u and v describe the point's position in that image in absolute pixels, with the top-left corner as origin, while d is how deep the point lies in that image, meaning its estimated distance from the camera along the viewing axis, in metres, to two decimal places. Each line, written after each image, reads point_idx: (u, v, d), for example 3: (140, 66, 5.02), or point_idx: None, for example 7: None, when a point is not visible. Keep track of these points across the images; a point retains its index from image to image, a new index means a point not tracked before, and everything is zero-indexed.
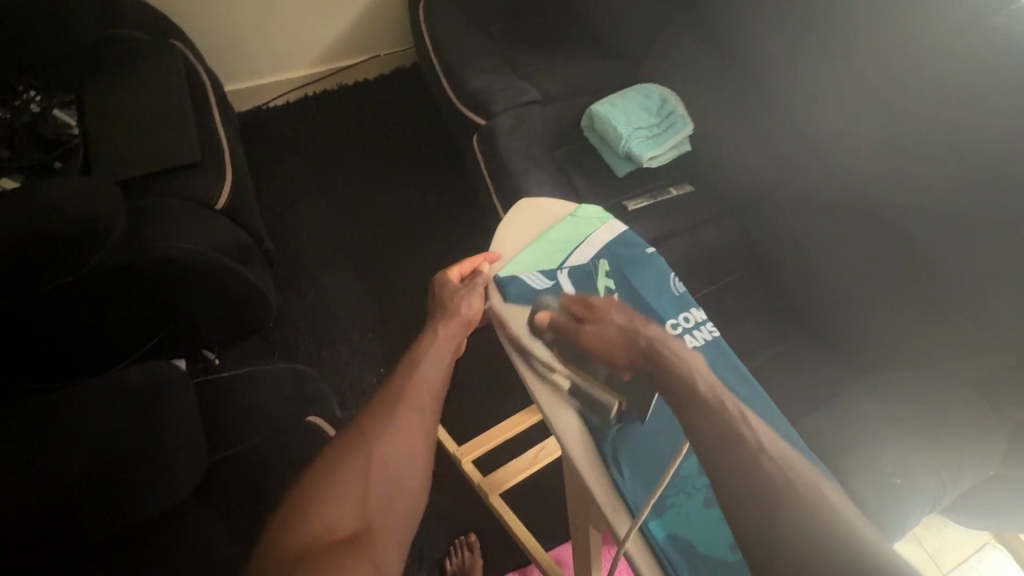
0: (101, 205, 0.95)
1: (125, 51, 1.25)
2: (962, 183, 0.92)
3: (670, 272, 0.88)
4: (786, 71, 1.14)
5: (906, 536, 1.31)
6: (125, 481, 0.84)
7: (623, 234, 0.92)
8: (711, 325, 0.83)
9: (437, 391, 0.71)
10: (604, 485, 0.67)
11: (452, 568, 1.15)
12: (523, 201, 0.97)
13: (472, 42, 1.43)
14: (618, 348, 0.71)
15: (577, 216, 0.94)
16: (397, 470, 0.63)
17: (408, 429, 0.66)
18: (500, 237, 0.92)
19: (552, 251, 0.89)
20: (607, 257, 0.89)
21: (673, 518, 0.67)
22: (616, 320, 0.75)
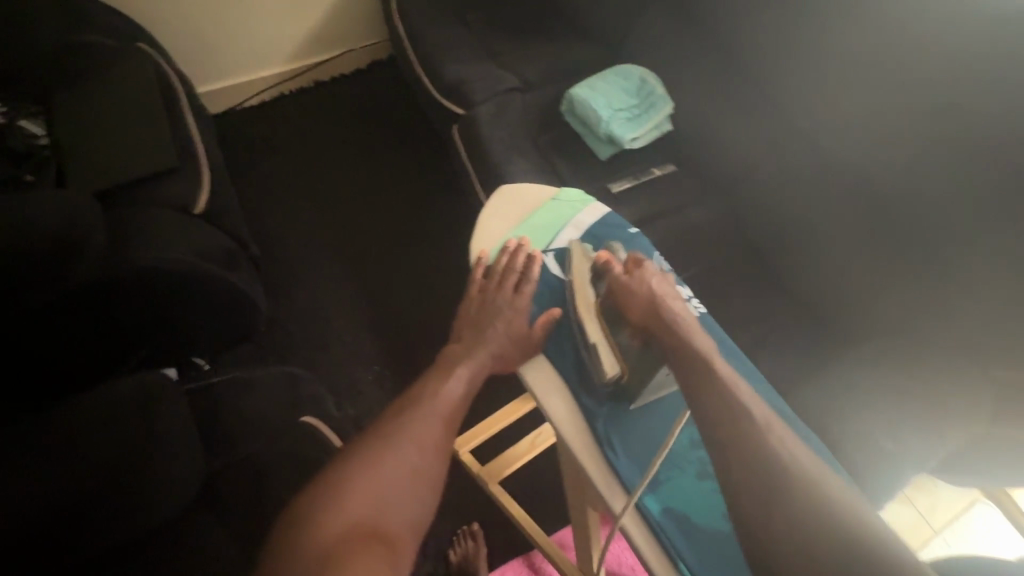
0: (81, 220, 0.94)
1: (91, 55, 1.21)
2: (941, 149, 0.92)
3: (654, 252, 0.90)
4: (764, 44, 1.13)
5: (898, 499, 1.35)
6: (126, 492, 0.84)
7: (607, 216, 0.92)
8: (696, 303, 0.86)
9: (459, 404, 0.78)
10: (599, 461, 0.70)
11: (456, 558, 1.16)
12: (506, 185, 0.96)
13: (448, 31, 1.41)
14: (636, 305, 0.77)
15: (560, 200, 0.94)
16: (418, 478, 0.70)
17: (431, 442, 0.73)
18: (482, 222, 0.93)
19: (535, 236, 0.90)
20: (591, 239, 0.90)
21: (671, 494, 0.69)
22: (651, 285, 0.78)
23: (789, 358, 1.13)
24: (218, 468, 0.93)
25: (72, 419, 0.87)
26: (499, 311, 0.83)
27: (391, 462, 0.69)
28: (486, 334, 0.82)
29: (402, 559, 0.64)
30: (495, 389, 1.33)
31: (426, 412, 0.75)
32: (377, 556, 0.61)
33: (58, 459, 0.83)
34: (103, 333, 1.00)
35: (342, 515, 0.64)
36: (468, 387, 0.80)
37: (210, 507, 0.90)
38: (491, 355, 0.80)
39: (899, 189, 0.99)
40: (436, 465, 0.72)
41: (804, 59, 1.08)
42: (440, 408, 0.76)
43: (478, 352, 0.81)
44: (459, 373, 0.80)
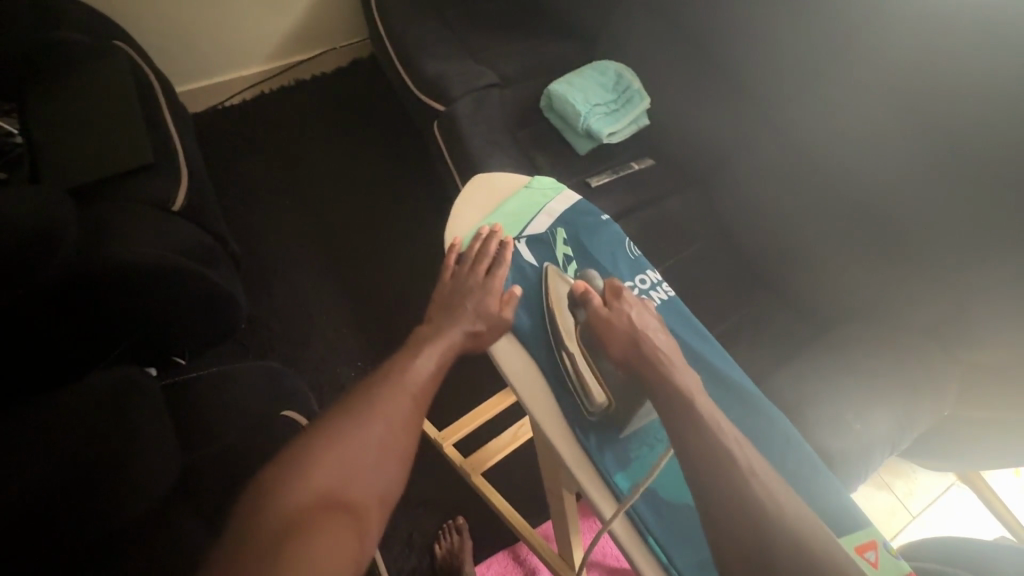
0: (55, 216, 0.94)
1: (64, 52, 1.20)
2: (906, 140, 0.95)
3: (624, 238, 0.94)
4: (735, 39, 1.15)
5: (876, 484, 1.37)
6: (101, 487, 0.82)
7: (578, 203, 0.96)
8: (666, 286, 0.89)
9: (430, 382, 0.78)
10: (578, 453, 0.72)
11: (442, 551, 1.17)
12: (478, 176, 0.99)
13: (427, 28, 1.42)
14: (617, 341, 0.74)
15: (533, 187, 0.97)
16: (386, 455, 0.70)
17: (401, 420, 0.73)
18: (457, 211, 0.94)
19: (509, 224, 0.92)
20: (563, 226, 0.93)
21: (637, 471, 0.71)
22: (631, 317, 0.75)
23: (766, 345, 1.15)
24: (198, 462, 0.94)
25: (44, 414, 0.85)
26: (470, 291, 0.83)
27: (359, 438, 0.69)
28: (458, 313, 0.82)
29: (368, 529, 0.64)
30: (479, 383, 1.34)
31: (396, 388, 0.75)
32: (343, 529, 0.61)
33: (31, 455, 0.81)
34: (82, 329, 1.00)
35: (308, 487, 0.64)
36: (440, 365, 0.79)
37: (189, 500, 0.91)
38: (464, 332, 0.80)
39: (867, 179, 1.02)
40: (406, 443, 0.72)
41: (775, 53, 1.10)
42: (411, 386, 0.76)
43: (450, 330, 0.80)
44: (430, 350, 0.79)
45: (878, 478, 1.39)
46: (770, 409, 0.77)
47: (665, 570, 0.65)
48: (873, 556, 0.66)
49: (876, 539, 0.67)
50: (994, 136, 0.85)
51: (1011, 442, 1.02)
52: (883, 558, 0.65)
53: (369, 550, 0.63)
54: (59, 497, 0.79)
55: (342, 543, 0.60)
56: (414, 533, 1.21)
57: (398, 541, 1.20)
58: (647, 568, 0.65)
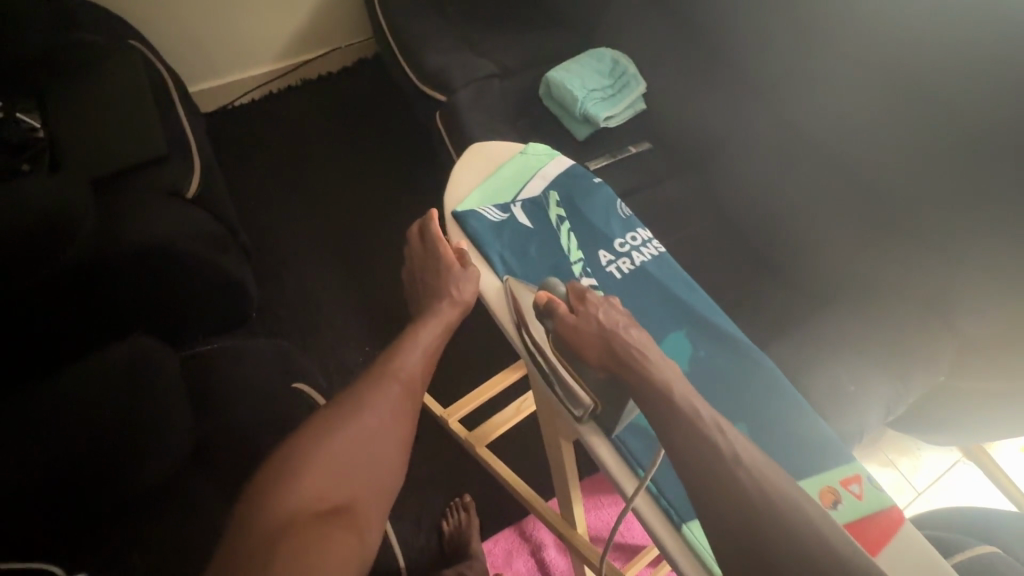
0: (71, 197, 0.98)
1: (81, 53, 1.26)
2: (896, 108, 0.97)
3: (616, 198, 0.98)
4: (724, 22, 1.18)
5: (879, 461, 1.38)
6: (121, 452, 0.88)
7: (572, 167, 1.00)
8: (657, 243, 0.93)
9: (419, 375, 0.81)
10: (589, 430, 0.73)
11: (448, 528, 1.19)
12: (474, 144, 1.03)
13: (427, 23, 1.47)
14: (589, 348, 0.71)
15: (527, 153, 1.01)
16: (383, 447, 0.74)
17: (395, 410, 0.77)
18: (454, 181, 0.98)
19: (504, 188, 0.97)
20: (557, 190, 0.97)
21: (647, 438, 0.72)
22: (600, 322, 0.72)
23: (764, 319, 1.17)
24: (207, 435, 0.97)
25: (62, 392, 0.90)
26: (450, 262, 0.87)
27: (354, 433, 0.73)
28: (440, 294, 0.86)
29: (366, 531, 0.68)
30: (483, 366, 1.37)
31: (387, 383, 0.78)
32: (339, 531, 0.65)
33: (59, 423, 0.87)
34: (99, 310, 1.04)
35: (305, 489, 0.67)
36: (426, 358, 0.83)
37: (200, 473, 0.94)
38: (439, 325, 0.85)
39: (861, 151, 1.04)
40: (404, 434, 0.76)
41: (764, 33, 1.13)
42: (403, 376, 0.80)
43: (424, 330, 0.84)
44: (416, 345, 0.83)
45: (883, 456, 1.39)
46: (756, 351, 0.80)
47: (671, 523, 0.67)
48: (857, 489, 0.68)
49: (860, 473, 0.69)
50: (978, 96, 0.88)
51: (1006, 407, 1.03)
52: (866, 490, 0.68)
53: (370, 546, 0.67)
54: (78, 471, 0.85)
55: (342, 544, 0.64)
56: (422, 508, 1.24)
57: (407, 517, 1.23)
58: (654, 520, 0.67)
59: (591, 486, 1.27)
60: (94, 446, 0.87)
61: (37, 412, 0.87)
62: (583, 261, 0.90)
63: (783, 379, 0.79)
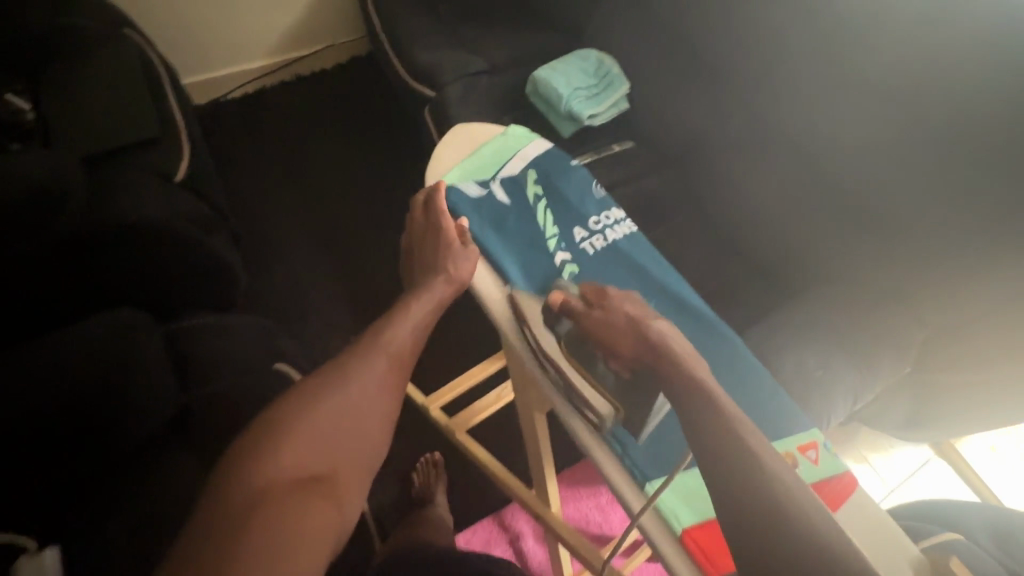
0: (59, 168, 1.00)
1: (75, 39, 1.26)
2: (868, 111, 1.02)
3: (592, 179, 1.00)
4: (706, 25, 1.22)
5: (852, 456, 1.41)
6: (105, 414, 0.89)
7: (551, 150, 1.03)
8: (630, 223, 0.95)
9: (408, 350, 0.81)
10: (605, 451, 0.71)
11: (417, 483, 1.22)
12: (457, 126, 1.06)
13: (419, 20, 1.49)
14: (620, 339, 0.69)
15: (507, 135, 1.04)
16: (367, 418, 0.73)
17: (381, 382, 0.76)
18: (437, 158, 1.02)
19: (485, 165, 1.00)
20: (535, 169, 1.00)
21: (655, 444, 0.72)
22: (626, 314, 0.71)
23: (739, 312, 1.20)
24: (190, 406, 0.96)
25: (39, 362, 0.89)
26: (450, 237, 0.87)
27: (340, 403, 0.72)
28: (437, 270, 0.85)
29: (346, 499, 0.68)
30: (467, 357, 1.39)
31: (376, 355, 0.78)
32: (318, 500, 0.65)
33: (40, 384, 0.87)
34: (82, 282, 1.03)
35: (289, 454, 0.67)
36: (417, 333, 0.82)
37: (184, 443, 0.95)
38: (432, 301, 0.84)
39: (836, 151, 1.09)
40: (389, 406, 0.76)
41: (745, 35, 1.17)
42: (392, 350, 0.79)
43: (417, 305, 0.83)
44: (408, 318, 0.82)
45: (856, 451, 1.42)
46: (718, 324, 0.84)
47: (673, 535, 0.67)
48: (814, 455, 0.72)
49: (818, 440, 0.73)
50: (943, 99, 0.92)
51: (967, 400, 1.07)
52: (822, 456, 0.72)
53: (348, 516, 0.68)
54: (64, 430, 0.87)
55: (320, 512, 0.64)
56: (403, 495, 1.26)
57: (386, 504, 1.25)
58: (652, 525, 0.68)
59: (569, 477, 1.29)
60: (77, 408, 0.88)
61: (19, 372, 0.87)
62: (558, 237, 0.93)
63: (746, 348, 0.83)
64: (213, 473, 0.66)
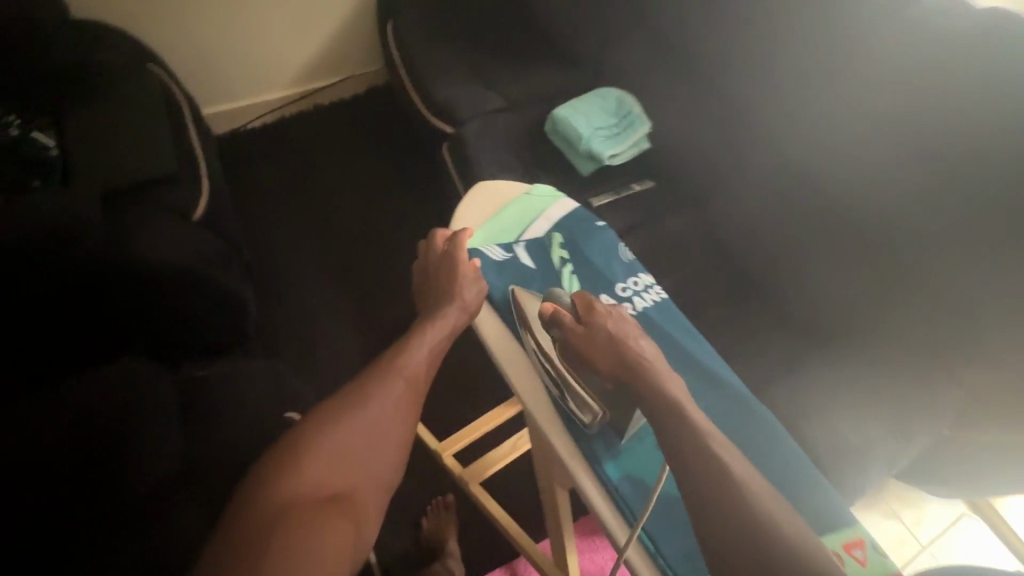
0: (79, 209, 1.00)
1: (101, 74, 1.28)
2: (899, 163, 0.99)
3: (619, 243, 0.98)
4: (730, 67, 1.21)
5: (881, 510, 1.35)
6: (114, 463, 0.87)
7: (576, 210, 1.01)
8: (658, 289, 0.93)
9: (423, 376, 0.80)
10: (591, 478, 0.74)
11: (428, 524, 1.19)
12: (479, 184, 1.05)
13: (438, 55, 1.49)
14: (599, 354, 0.75)
15: (532, 194, 1.03)
16: (383, 440, 0.73)
17: (398, 406, 0.76)
18: (459, 215, 1.00)
19: (508, 227, 0.98)
20: (560, 231, 0.98)
21: (641, 474, 0.74)
22: (609, 330, 0.76)
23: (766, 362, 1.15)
24: (200, 456, 0.95)
25: (51, 414, 0.89)
26: (462, 262, 0.88)
27: (358, 425, 0.72)
28: (451, 297, 0.85)
29: (365, 519, 0.67)
30: (481, 397, 1.37)
31: (391, 379, 0.77)
32: (338, 518, 0.64)
33: (56, 429, 0.88)
34: (98, 324, 1.03)
35: (307, 477, 0.66)
36: (430, 361, 0.82)
37: (190, 492, 0.92)
38: (446, 328, 0.83)
39: (866, 201, 1.05)
40: (405, 429, 0.75)
41: (771, 79, 1.15)
42: (407, 374, 0.79)
43: (432, 330, 0.83)
44: (422, 343, 0.82)
45: (885, 505, 1.36)
46: (753, 401, 0.81)
47: (656, 568, 0.69)
48: (860, 554, 0.68)
49: (863, 537, 0.69)
50: (982, 154, 0.89)
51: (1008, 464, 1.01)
52: (870, 557, 0.67)
53: (366, 538, 0.67)
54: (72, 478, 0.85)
55: (340, 532, 0.63)
56: (414, 543, 1.21)
57: (397, 553, 1.20)
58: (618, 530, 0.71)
59: (584, 527, 1.24)
60: (88, 451, 0.87)
61: (36, 419, 0.89)
62: None
63: (761, 406, 0.81)
64: (225, 511, 0.64)
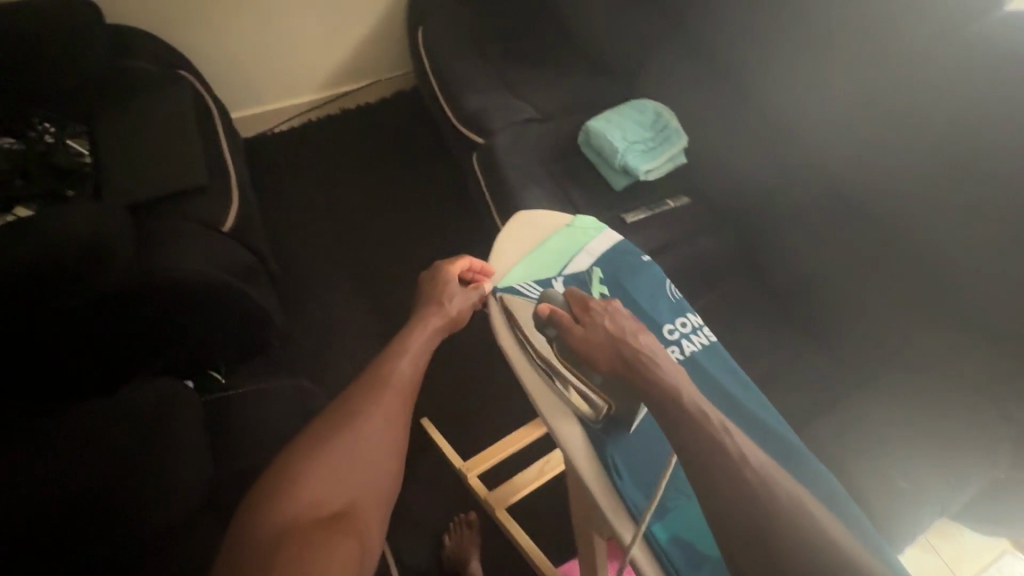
0: (108, 227, 1.00)
1: (133, 82, 1.28)
2: (953, 188, 0.93)
3: (665, 279, 0.94)
4: (774, 82, 1.16)
5: (918, 544, 1.29)
6: (138, 485, 0.85)
7: (619, 242, 0.97)
8: (707, 330, 0.89)
9: (412, 382, 0.79)
10: (603, 483, 0.69)
11: (449, 543, 1.18)
12: (518, 215, 1.00)
13: (468, 62, 1.46)
14: (598, 354, 0.71)
15: (574, 226, 0.98)
16: (378, 453, 0.71)
17: (389, 414, 0.74)
18: (496, 255, 0.96)
19: (549, 261, 0.94)
20: (602, 266, 0.94)
21: (649, 477, 0.70)
22: (606, 329, 0.73)
23: (803, 390, 1.12)
24: (223, 479, 0.95)
25: (61, 434, 0.88)
26: (447, 280, 0.90)
27: (353, 438, 0.70)
28: (434, 304, 0.88)
29: (369, 536, 0.65)
30: (505, 413, 1.35)
31: (382, 389, 0.76)
32: (339, 535, 0.62)
33: (79, 452, 0.86)
34: (125, 342, 1.02)
35: (303, 493, 0.64)
36: (416, 368, 0.81)
37: (213, 511, 0.92)
38: (430, 333, 0.84)
39: (916, 228, 0.99)
40: (397, 437, 0.73)
41: (818, 95, 1.10)
42: (393, 382, 0.77)
43: (415, 337, 0.83)
44: (407, 351, 0.82)
45: (921, 539, 1.31)
46: (803, 451, 0.77)
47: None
48: None
49: None
50: None
51: None
52: None
53: (371, 555, 0.64)
54: (92, 505, 0.82)
55: (344, 550, 0.60)
56: (435, 560, 1.20)
57: (417, 571, 1.19)
58: (641, 555, 0.66)
59: None
60: (113, 474, 0.85)
61: (58, 446, 0.87)
62: None
63: (809, 453, 0.78)
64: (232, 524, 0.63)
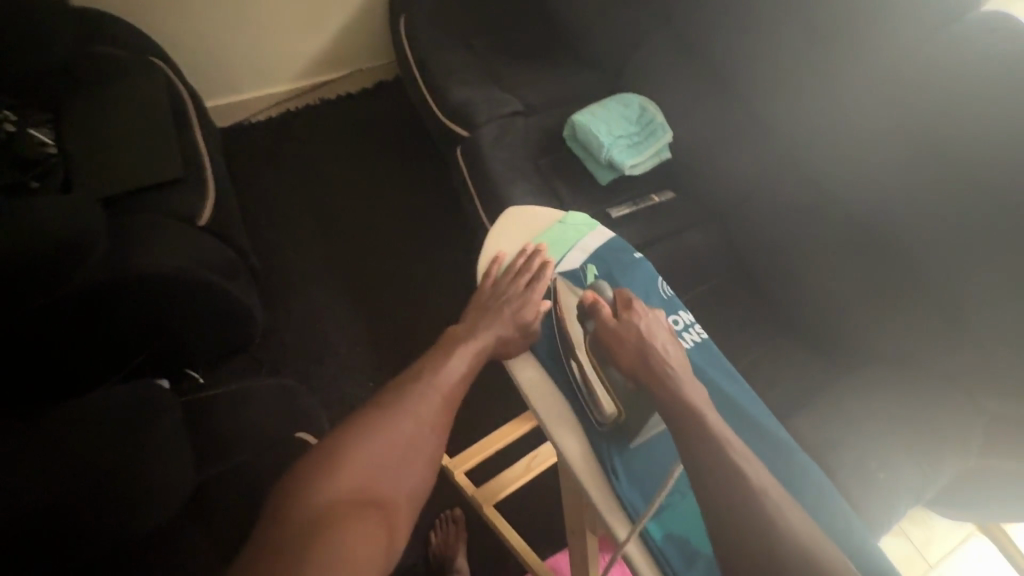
0: (76, 221, 0.94)
1: (103, 69, 1.23)
2: (930, 185, 0.95)
3: (658, 276, 0.94)
4: (759, 78, 1.17)
5: (892, 531, 1.33)
6: (111, 488, 0.83)
7: (612, 240, 0.96)
8: (699, 327, 0.89)
9: (459, 385, 0.80)
10: (604, 488, 0.69)
11: (436, 540, 1.18)
12: (512, 209, 1.00)
13: (452, 53, 1.44)
14: (626, 352, 0.75)
15: (566, 223, 0.97)
16: (415, 455, 0.73)
17: (430, 417, 0.76)
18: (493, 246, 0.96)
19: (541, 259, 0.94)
20: (594, 263, 0.93)
21: (651, 485, 0.70)
22: (640, 329, 0.77)
23: (785, 382, 1.14)
24: (206, 481, 0.92)
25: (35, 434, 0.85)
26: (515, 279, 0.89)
27: (387, 436, 0.72)
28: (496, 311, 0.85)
29: (396, 529, 0.69)
30: (491, 408, 1.35)
31: (427, 389, 0.77)
32: (368, 527, 0.65)
33: (47, 453, 0.83)
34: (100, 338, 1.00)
35: (332, 488, 0.67)
36: (469, 369, 0.82)
37: (196, 515, 0.90)
38: (495, 338, 0.83)
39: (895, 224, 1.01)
40: (436, 439, 0.75)
41: (804, 92, 1.10)
42: (439, 385, 0.78)
43: (481, 337, 0.83)
44: (459, 353, 0.82)
45: (895, 525, 1.35)
46: (792, 445, 0.78)
47: None
48: None
49: None
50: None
51: None
52: None
53: (398, 546, 0.68)
54: (62, 509, 0.79)
55: (370, 545, 0.64)
56: (423, 559, 1.20)
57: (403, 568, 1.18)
58: (638, 556, 0.67)
59: None
60: (83, 477, 0.82)
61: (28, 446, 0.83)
62: None
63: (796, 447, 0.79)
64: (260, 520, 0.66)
